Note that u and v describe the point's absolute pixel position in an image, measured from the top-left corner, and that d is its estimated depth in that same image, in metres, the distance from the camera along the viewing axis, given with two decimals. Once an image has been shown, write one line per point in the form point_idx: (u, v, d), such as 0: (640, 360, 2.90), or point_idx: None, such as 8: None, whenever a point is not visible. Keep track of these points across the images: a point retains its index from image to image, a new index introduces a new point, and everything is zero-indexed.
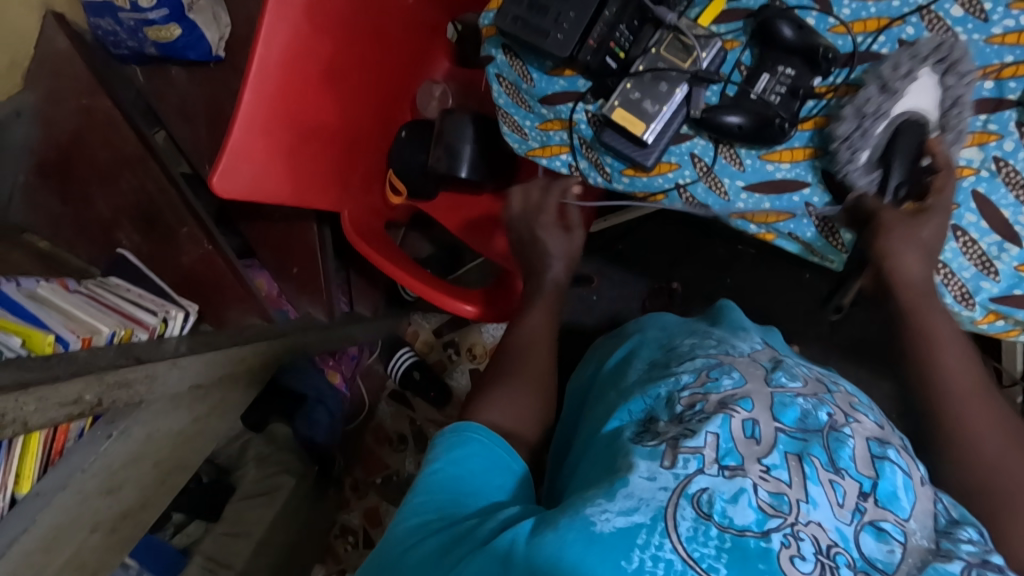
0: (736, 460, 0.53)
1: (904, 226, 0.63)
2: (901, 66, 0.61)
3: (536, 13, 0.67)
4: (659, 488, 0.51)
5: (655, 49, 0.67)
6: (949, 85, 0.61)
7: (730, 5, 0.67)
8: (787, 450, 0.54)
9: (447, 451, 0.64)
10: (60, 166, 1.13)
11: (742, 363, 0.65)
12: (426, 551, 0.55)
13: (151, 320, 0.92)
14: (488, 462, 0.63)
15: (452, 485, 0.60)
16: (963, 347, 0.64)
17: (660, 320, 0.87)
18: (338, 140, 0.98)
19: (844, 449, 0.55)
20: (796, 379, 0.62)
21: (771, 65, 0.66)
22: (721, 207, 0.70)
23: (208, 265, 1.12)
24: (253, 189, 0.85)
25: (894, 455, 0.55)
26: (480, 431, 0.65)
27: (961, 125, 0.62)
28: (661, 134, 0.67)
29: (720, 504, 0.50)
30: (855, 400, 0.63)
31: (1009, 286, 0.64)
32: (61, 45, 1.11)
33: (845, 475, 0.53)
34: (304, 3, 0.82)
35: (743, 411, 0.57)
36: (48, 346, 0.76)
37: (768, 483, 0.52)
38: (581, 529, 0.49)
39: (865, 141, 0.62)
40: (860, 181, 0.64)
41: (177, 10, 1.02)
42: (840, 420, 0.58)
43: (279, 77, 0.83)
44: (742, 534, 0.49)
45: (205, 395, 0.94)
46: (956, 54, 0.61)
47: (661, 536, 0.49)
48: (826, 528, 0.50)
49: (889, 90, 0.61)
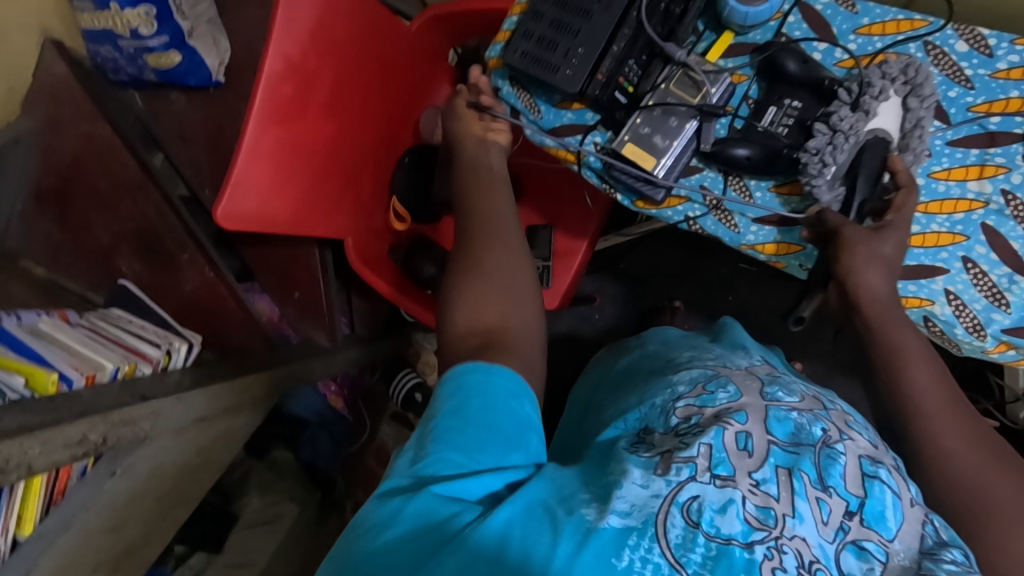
0: (728, 469, 0.51)
1: (865, 242, 0.62)
2: (873, 86, 0.62)
3: (546, 48, 0.68)
4: (651, 495, 0.50)
5: (664, 84, 0.68)
6: (911, 107, 0.63)
7: (737, 39, 0.67)
8: (777, 463, 0.51)
9: (452, 397, 0.55)
10: (59, 193, 1.11)
11: (739, 375, 0.62)
12: (424, 513, 0.49)
13: (155, 353, 0.91)
14: (502, 418, 0.54)
15: (464, 442, 0.52)
16: (934, 366, 0.61)
17: (662, 334, 0.86)
18: (341, 162, 0.97)
19: (834, 466, 0.51)
20: (793, 394, 0.59)
21: (778, 98, 0.66)
22: (732, 238, 0.71)
23: (208, 291, 1.11)
24: (262, 217, 0.86)
25: (885, 474, 0.51)
26: (489, 372, 0.56)
27: (922, 147, 0.63)
28: (671, 168, 0.68)
29: (709, 513, 0.48)
30: (850, 417, 0.58)
31: (1020, 318, 0.64)
32: (61, 72, 1.10)
33: (832, 493, 0.49)
34: (309, 32, 0.83)
35: (736, 423, 0.54)
36: (52, 384, 0.74)
37: (757, 497, 0.49)
38: (576, 524, 0.48)
39: (834, 156, 0.63)
40: (823, 196, 0.65)
41: (176, 37, 1.02)
42: (833, 436, 0.54)
43: (287, 95, 0.83)
44: (727, 545, 0.47)
45: (209, 427, 0.92)
46: (921, 77, 0.62)
47: (651, 541, 0.47)
48: (810, 543, 0.47)
49: (861, 109, 0.63)
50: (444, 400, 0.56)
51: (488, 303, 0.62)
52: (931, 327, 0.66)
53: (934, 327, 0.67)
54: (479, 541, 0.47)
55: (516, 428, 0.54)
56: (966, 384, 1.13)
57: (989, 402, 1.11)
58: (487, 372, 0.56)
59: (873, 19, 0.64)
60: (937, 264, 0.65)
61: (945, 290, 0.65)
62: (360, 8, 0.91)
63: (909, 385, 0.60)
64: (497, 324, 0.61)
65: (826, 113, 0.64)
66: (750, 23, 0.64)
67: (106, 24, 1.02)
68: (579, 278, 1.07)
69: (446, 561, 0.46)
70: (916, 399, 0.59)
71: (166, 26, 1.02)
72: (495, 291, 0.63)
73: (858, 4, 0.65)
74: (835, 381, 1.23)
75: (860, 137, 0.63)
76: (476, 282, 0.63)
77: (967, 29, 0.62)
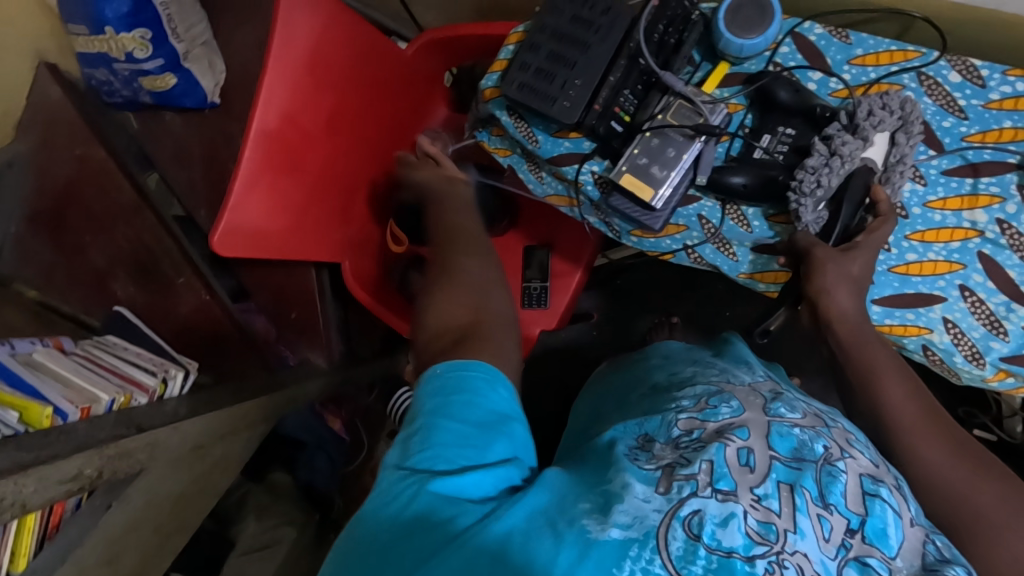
0: (730, 485, 0.47)
1: (835, 262, 0.62)
2: (874, 115, 0.62)
3: (543, 78, 0.67)
4: (653, 509, 0.46)
5: (661, 115, 0.67)
6: (897, 142, 0.63)
7: (733, 69, 0.68)
8: (780, 479, 0.48)
9: (432, 399, 0.54)
10: (53, 218, 1.11)
11: (742, 391, 0.59)
12: (418, 514, 0.47)
13: (151, 382, 0.90)
14: (482, 412, 0.53)
15: (452, 440, 0.51)
16: (907, 385, 0.61)
17: (665, 348, 0.83)
18: (334, 179, 0.96)
19: (835, 484, 0.48)
20: (795, 410, 0.56)
21: (772, 126, 0.66)
22: (730, 267, 0.71)
23: (205, 314, 1.11)
24: (256, 239, 0.85)
25: (886, 493, 0.49)
26: (466, 368, 0.56)
27: (900, 182, 0.64)
28: (669, 199, 0.67)
29: (710, 527, 0.45)
30: (852, 435, 0.55)
31: (1018, 346, 0.64)
32: (55, 96, 1.10)
33: (833, 511, 0.47)
34: (306, 61, 0.83)
35: (738, 440, 0.50)
36: (46, 419, 0.72)
37: (758, 511, 0.46)
38: (576, 533, 0.45)
39: (829, 179, 0.62)
40: (808, 218, 0.64)
41: (172, 59, 1.03)
42: (835, 453, 0.51)
43: (286, 119, 0.83)
44: (729, 558, 0.44)
45: (205, 455, 0.91)
46: (911, 114, 0.62)
47: (652, 552, 0.44)
48: (812, 559, 0.45)
49: (859, 135, 0.62)
50: (424, 403, 0.54)
51: (451, 300, 0.66)
52: (930, 355, 0.66)
53: (934, 356, 0.67)
54: (477, 545, 0.44)
55: (498, 421, 0.54)
56: (963, 398, 1.13)
57: (986, 417, 1.11)
58: (462, 367, 0.56)
59: (866, 49, 0.65)
60: (935, 292, 0.65)
61: (944, 319, 0.65)
62: (356, 31, 0.90)
63: (889, 401, 0.60)
64: (469, 321, 0.63)
65: (824, 133, 0.64)
66: (744, 54, 0.64)
67: (101, 48, 1.01)
68: (575, 298, 1.07)
69: (444, 567, 0.43)
70: (895, 414, 0.60)
71: (162, 49, 1.02)
72: (463, 294, 0.67)
73: (851, 35, 0.65)
74: (833, 397, 1.23)
75: (855, 163, 0.62)
76: (442, 288, 0.68)
77: (960, 60, 0.63)
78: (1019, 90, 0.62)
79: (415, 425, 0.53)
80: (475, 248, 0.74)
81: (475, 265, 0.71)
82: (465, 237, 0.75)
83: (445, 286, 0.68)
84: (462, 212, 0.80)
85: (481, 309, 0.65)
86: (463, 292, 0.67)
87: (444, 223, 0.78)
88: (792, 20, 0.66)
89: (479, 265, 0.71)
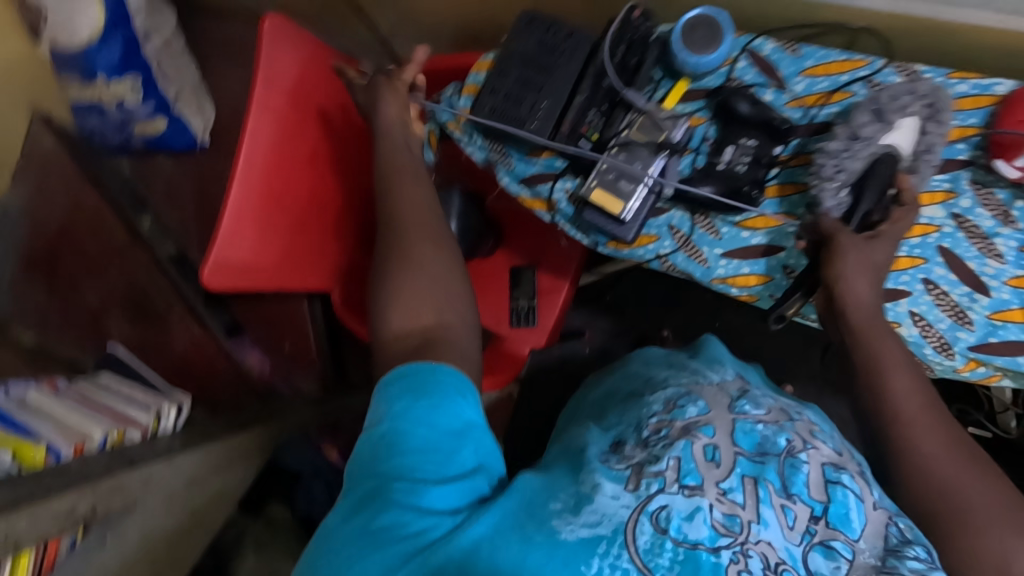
0: (696, 479, 0.49)
1: (857, 249, 0.61)
2: (898, 98, 0.62)
3: (512, 103, 0.70)
4: (622, 505, 0.47)
5: (627, 130, 0.70)
6: (928, 130, 0.62)
7: (693, 85, 0.70)
8: (744, 472, 0.50)
9: (395, 402, 0.53)
10: (48, 262, 1.14)
11: (709, 391, 0.60)
12: (382, 522, 0.48)
13: (144, 418, 0.91)
14: (448, 419, 0.52)
15: (419, 446, 0.51)
16: (915, 376, 0.61)
17: (645, 355, 0.84)
18: (319, 211, 0.98)
19: (798, 474, 0.50)
20: (759, 407, 0.57)
21: (735, 138, 0.68)
22: (702, 273, 0.71)
23: (199, 349, 1.12)
24: (244, 274, 0.87)
25: (848, 479, 0.50)
26: (433, 371, 0.55)
27: (927, 172, 0.63)
28: (639, 211, 0.69)
29: (677, 521, 0.46)
30: (816, 427, 0.57)
31: (984, 335, 0.64)
32: (49, 144, 1.14)
33: (796, 500, 0.48)
34: (286, 96, 0.86)
35: (704, 437, 0.52)
36: (39, 457, 0.71)
37: (723, 504, 0.47)
38: (545, 534, 0.46)
39: (851, 162, 0.62)
40: (828, 202, 0.63)
41: (163, 103, 1.08)
42: (798, 445, 0.52)
43: (268, 152, 0.85)
44: (695, 550, 0.45)
45: (200, 489, 0.91)
46: (942, 103, 0.61)
47: (620, 547, 0.45)
48: (776, 546, 0.46)
49: (882, 119, 0.62)
50: (385, 410, 0.54)
51: (423, 302, 0.62)
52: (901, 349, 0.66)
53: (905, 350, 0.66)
54: (445, 555, 0.46)
55: (463, 430, 0.53)
56: (957, 395, 1.13)
57: (980, 413, 1.11)
58: (430, 372, 0.54)
59: (816, 60, 0.67)
60: (899, 288, 0.65)
61: (911, 312, 0.65)
62: (330, 66, 0.94)
63: (895, 392, 0.60)
64: (432, 323, 0.61)
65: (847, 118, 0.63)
66: (701, 71, 0.68)
67: (93, 96, 1.06)
68: (563, 314, 1.09)
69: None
70: (898, 403, 0.59)
71: (153, 95, 1.07)
72: (431, 292, 0.63)
73: (801, 48, 0.68)
74: (827, 401, 1.23)
75: (878, 148, 0.61)
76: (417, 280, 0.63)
77: (904, 67, 0.65)
78: (965, 90, 0.63)
79: (381, 428, 0.52)
80: (431, 238, 0.67)
81: (431, 247, 0.66)
82: (423, 222, 0.67)
83: (399, 289, 0.63)
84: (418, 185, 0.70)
85: (445, 309, 0.63)
86: (425, 293, 0.63)
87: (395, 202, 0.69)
88: (744, 38, 0.69)
89: (443, 257, 0.66)
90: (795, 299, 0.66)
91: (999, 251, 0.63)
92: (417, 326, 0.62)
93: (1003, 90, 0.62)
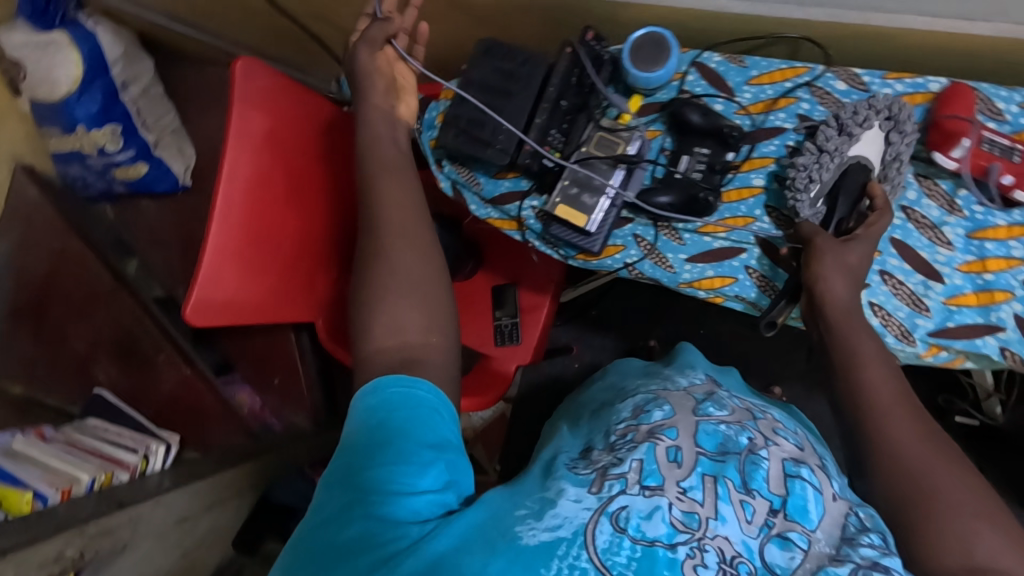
0: (657, 480, 0.53)
1: (833, 252, 0.62)
2: (858, 113, 0.65)
3: (474, 127, 0.72)
4: (583, 508, 0.51)
5: (586, 146, 0.72)
6: (892, 142, 0.65)
7: (647, 99, 0.74)
8: (704, 472, 0.54)
9: (372, 416, 0.56)
10: (33, 310, 1.14)
11: (675, 396, 0.64)
12: (357, 529, 0.50)
13: (132, 458, 0.91)
14: (425, 434, 0.55)
15: (395, 459, 0.53)
16: (887, 367, 0.62)
17: (623, 365, 0.86)
18: (306, 249, 1.00)
19: (758, 470, 0.54)
20: (723, 408, 0.62)
21: (689, 147, 0.71)
22: (669, 279, 0.72)
23: (188, 388, 1.13)
24: (226, 311, 0.88)
25: (807, 473, 0.55)
26: (411, 387, 0.57)
27: (898, 180, 0.65)
28: (602, 223, 0.71)
29: (636, 520, 0.50)
30: (777, 426, 0.62)
31: (942, 320, 0.65)
32: (32, 195, 1.16)
33: (755, 495, 0.53)
34: (262, 137, 0.86)
35: (667, 439, 0.56)
36: (25, 504, 0.73)
37: (683, 503, 0.51)
38: (509, 542, 0.48)
39: (820, 173, 0.65)
40: (805, 212, 0.65)
41: (143, 151, 1.14)
42: (758, 443, 0.57)
43: (248, 191, 0.85)
44: (652, 547, 0.49)
45: (191, 527, 0.91)
46: (903, 114, 0.64)
47: (579, 548, 0.48)
48: (733, 541, 0.50)
49: (845, 133, 0.65)
50: (362, 423, 0.56)
51: (410, 316, 0.63)
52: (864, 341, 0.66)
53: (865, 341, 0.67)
54: (415, 561, 0.48)
55: (439, 445, 0.55)
56: (941, 386, 1.13)
57: (965, 402, 1.11)
58: (410, 387, 0.57)
59: (761, 70, 0.71)
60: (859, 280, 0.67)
61: (870, 303, 0.66)
62: (307, 99, 0.95)
63: (868, 384, 0.61)
64: (420, 342, 0.62)
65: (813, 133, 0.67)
66: (652, 86, 0.71)
67: (74, 146, 1.09)
68: (546, 330, 1.10)
69: None
70: (872, 394, 0.60)
71: (133, 142, 1.11)
72: (417, 306, 0.63)
73: (745, 59, 0.71)
74: (816, 401, 1.24)
75: (844, 159, 0.65)
76: (401, 292, 0.64)
77: (843, 70, 0.69)
78: (899, 91, 0.67)
79: (359, 440, 0.55)
80: (418, 253, 0.66)
81: (413, 256, 0.66)
82: (410, 237, 0.67)
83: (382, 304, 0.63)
84: (406, 194, 0.69)
85: (434, 328, 0.63)
86: (412, 312, 0.64)
87: (384, 211, 0.68)
88: (692, 52, 0.73)
89: (430, 276, 0.66)
90: (782, 305, 0.67)
91: (947, 239, 0.65)
92: (404, 344, 0.62)
93: (937, 87, 0.66)
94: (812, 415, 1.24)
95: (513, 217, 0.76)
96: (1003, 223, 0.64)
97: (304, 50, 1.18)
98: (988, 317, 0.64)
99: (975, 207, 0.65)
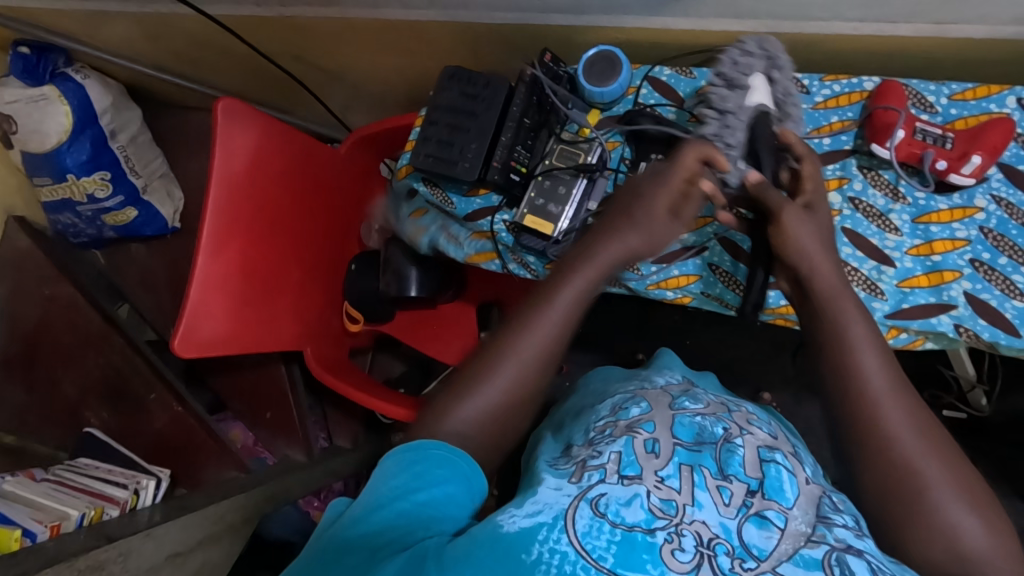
0: (636, 470, 0.55)
1: (807, 227, 0.62)
2: (739, 65, 0.68)
3: (444, 147, 0.77)
4: (563, 494, 0.53)
5: (549, 160, 0.77)
6: (777, 81, 0.69)
7: (605, 114, 0.78)
8: (682, 461, 0.56)
9: (411, 467, 0.54)
10: (25, 358, 1.16)
11: (652, 393, 0.67)
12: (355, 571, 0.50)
13: (122, 494, 0.93)
14: (454, 493, 0.54)
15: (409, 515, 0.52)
16: (877, 351, 0.59)
17: (603, 372, 0.87)
18: (291, 280, 1.02)
19: (733, 457, 0.56)
20: (698, 402, 0.64)
21: (645, 154, 0.75)
22: (637, 282, 0.76)
23: (178, 426, 1.12)
24: (215, 344, 0.88)
25: (781, 457, 0.58)
26: (451, 451, 0.56)
27: (796, 113, 0.69)
28: (569, 230, 0.75)
29: (615, 506, 0.52)
30: (751, 416, 0.64)
31: (897, 302, 0.68)
32: (23, 244, 1.19)
33: (732, 480, 0.54)
34: (244, 171, 0.88)
35: (645, 432, 0.58)
36: (14, 541, 0.73)
37: (661, 491, 0.53)
38: (490, 532, 0.51)
39: (731, 135, 0.67)
40: (732, 175, 0.66)
41: (132, 195, 1.17)
42: (733, 433, 0.60)
43: (235, 227, 0.88)
44: (631, 531, 0.50)
45: (184, 564, 0.90)
46: (775, 52, 0.69)
47: (559, 532, 0.50)
48: (710, 524, 0.51)
49: (734, 88, 0.68)
50: (389, 470, 0.55)
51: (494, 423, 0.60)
52: None
53: None
54: None
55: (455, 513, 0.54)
56: (927, 380, 1.13)
57: (951, 396, 1.10)
58: (446, 454, 0.56)
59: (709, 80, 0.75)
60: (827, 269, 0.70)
61: None
62: (291, 141, 0.97)
63: (861, 370, 0.57)
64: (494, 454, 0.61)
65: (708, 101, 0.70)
66: (607, 99, 0.76)
67: (65, 194, 1.12)
68: None
69: None
70: (867, 381, 0.57)
71: (122, 186, 1.16)
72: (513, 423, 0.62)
73: (693, 71, 0.76)
74: (806, 405, 1.24)
75: (746, 111, 0.68)
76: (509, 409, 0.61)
77: None
78: (837, 91, 0.71)
79: (380, 486, 0.54)
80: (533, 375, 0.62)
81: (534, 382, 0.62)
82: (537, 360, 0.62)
83: (473, 390, 0.61)
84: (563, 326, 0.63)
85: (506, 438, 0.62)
86: (493, 416, 0.60)
87: (521, 322, 0.63)
88: (644, 68, 0.78)
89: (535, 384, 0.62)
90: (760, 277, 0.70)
91: (895, 225, 0.69)
92: (465, 435, 0.59)
93: (871, 86, 0.70)
94: (804, 420, 1.24)
95: (490, 250, 0.82)
96: (945, 207, 0.68)
97: (284, 89, 1.22)
98: (940, 296, 0.67)
99: (916, 194, 0.68)
